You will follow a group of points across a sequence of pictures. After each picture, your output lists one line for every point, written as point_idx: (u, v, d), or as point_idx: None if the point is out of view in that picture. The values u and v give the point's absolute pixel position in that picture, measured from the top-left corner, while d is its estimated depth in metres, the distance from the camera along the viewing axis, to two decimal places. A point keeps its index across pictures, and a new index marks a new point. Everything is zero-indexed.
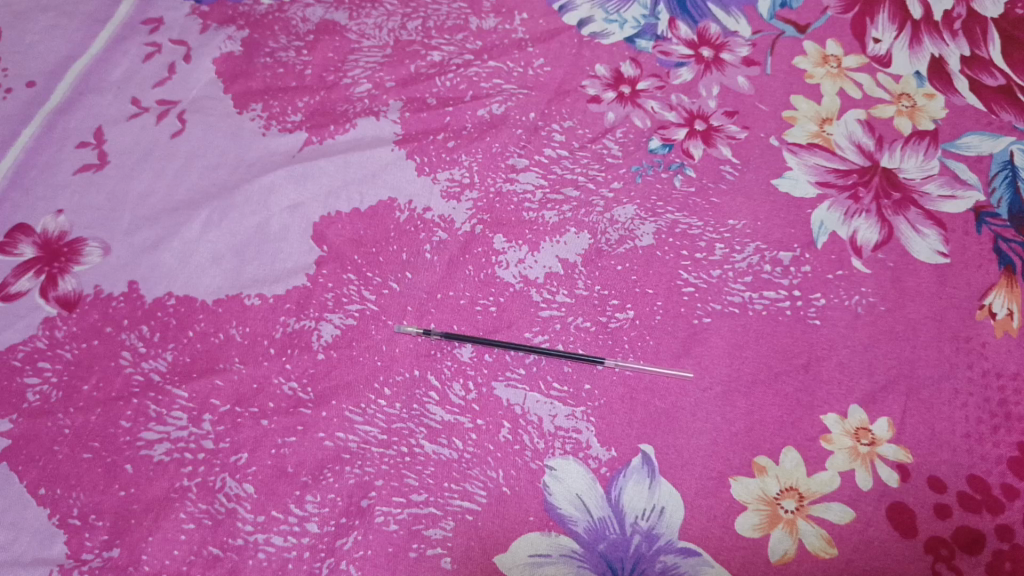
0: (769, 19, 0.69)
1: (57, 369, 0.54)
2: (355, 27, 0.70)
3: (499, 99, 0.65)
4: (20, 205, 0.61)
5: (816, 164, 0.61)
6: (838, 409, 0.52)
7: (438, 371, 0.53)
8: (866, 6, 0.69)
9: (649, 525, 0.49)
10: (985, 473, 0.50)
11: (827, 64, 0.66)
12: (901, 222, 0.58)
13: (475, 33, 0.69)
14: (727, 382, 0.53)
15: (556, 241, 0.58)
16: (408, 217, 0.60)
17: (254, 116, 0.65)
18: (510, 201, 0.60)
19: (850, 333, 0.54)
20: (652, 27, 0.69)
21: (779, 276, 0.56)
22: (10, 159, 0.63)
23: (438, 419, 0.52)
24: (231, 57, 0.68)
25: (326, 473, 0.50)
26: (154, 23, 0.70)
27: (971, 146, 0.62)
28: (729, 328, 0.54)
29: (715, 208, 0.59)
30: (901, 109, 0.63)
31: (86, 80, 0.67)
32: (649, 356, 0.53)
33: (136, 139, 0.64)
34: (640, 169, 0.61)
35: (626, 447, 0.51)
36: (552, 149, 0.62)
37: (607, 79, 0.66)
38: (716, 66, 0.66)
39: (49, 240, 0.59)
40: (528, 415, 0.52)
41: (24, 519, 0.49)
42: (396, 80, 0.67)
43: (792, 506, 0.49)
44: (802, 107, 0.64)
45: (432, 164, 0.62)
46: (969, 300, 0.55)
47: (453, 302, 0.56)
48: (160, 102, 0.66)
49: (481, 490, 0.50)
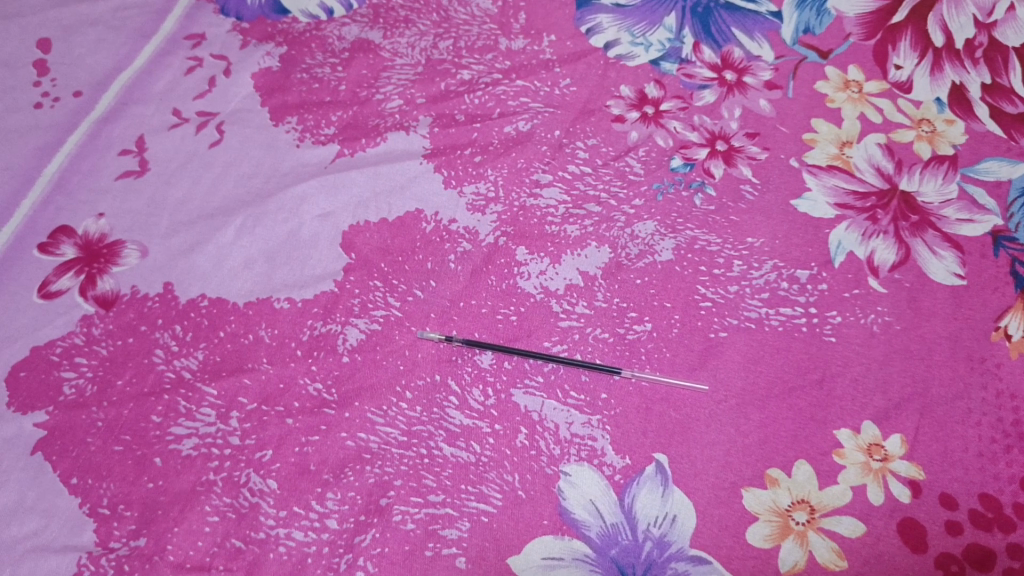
0: (792, 45, 0.70)
1: (92, 365, 0.56)
2: (389, 46, 0.72)
3: (526, 117, 0.67)
4: (63, 208, 0.64)
5: (835, 186, 0.62)
6: (851, 424, 0.52)
7: (459, 377, 0.55)
8: (888, 33, 0.70)
9: (661, 532, 0.50)
10: (997, 491, 0.50)
11: (849, 89, 0.67)
12: (919, 244, 0.59)
13: (504, 54, 0.71)
14: (741, 395, 0.53)
15: (577, 254, 0.60)
16: (433, 228, 0.62)
17: (289, 129, 0.68)
18: (533, 215, 0.62)
19: (865, 350, 0.54)
20: (677, 50, 0.70)
21: (796, 294, 0.57)
22: (55, 165, 0.66)
23: (457, 423, 0.53)
24: (269, 72, 0.71)
25: (347, 471, 0.52)
26: (196, 38, 0.73)
27: (990, 171, 0.62)
28: (745, 342, 0.55)
29: (734, 226, 0.60)
30: (921, 134, 0.65)
31: (130, 91, 0.70)
32: (665, 368, 0.55)
33: (176, 148, 0.67)
34: (661, 186, 0.63)
35: (640, 456, 0.52)
36: (575, 166, 0.64)
37: (631, 99, 0.68)
38: (739, 89, 0.68)
39: (90, 241, 0.62)
40: (545, 421, 0.53)
41: (57, 506, 0.51)
42: (427, 97, 0.69)
43: (803, 518, 0.50)
44: (822, 129, 0.65)
45: (459, 178, 0.64)
46: (985, 321, 0.56)
47: (475, 311, 0.58)
48: (199, 113, 0.69)
49: (497, 493, 0.51)
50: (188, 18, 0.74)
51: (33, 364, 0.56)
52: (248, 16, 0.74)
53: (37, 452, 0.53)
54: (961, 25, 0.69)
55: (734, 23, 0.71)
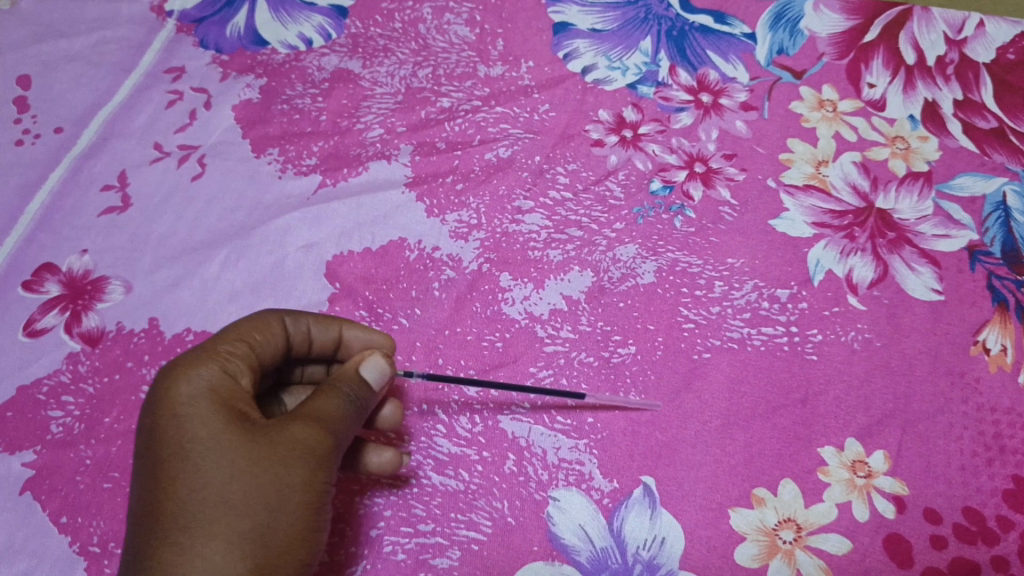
0: (767, 66, 0.71)
1: (79, 403, 0.56)
2: (369, 75, 0.72)
3: (506, 143, 0.68)
4: (46, 246, 0.64)
5: (812, 205, 0.63)
6: (835, 442, 0.53)
7: (445, 406, 0.55)
8: (861, 52, 0.71)
9: (650, 555, 0.50)
10: (980, 505, 0.51)
11: (823, 109, 0.68)
12: (896, 260, 0.60)
13: (483, 80, 0.72)
14: (725, 415, 0.54)
15: (560, 279, 0.60)
16: (417, 256, 0.62)
17: (271, 160, 0.68)
18: (516, 241, 0.62)
19: (846, 368, 0.55)
20: (653, 74, 0.71)
21: (777, 313, 0.58)
22: (37, 202, 0.66)
23: (445, 451, 0.54)
24: (249, 104, 0.71)
25: (336, 504, 0.52)
26: (176, 71, 0.73)
27: (964, 186, 0.64)
28: (728, 363, 0.56)
29: (714, 247, 0.61)
30: (896, 152, 0.66)
31: (111, 126, 0.70)
32: (650, 390, 0.55)
33: (158, 182, 0.67)
34: (642, 210, 0.63)
35: (628, 479, 0.52)
36: (556, 191, 0.65)
37: (610, 123, 0.69)
38: (715, 111, 0.69)
39: (74, 278, 0.62)
40: (532, 447, 0.53)
41: (46, 547, 0.51)
42: (407, 125, 0.70)
43: (790, 537, 0.50)
44: (798, 149, 0.66)
45: (441, 206, 0.65)
46: (964, 335, 0.57)
47: (460, 338, 0.58)
48: (181, 147, 0.69)
49: (487, 521, 0.51)
50: (167, 51, 0.74)
51: (20, 404, 0.56)
52: (228, 48, 0.74)
53: (26, 492, 0.53)
54: (931, 43, 0.71)
55: (709, 46, 0.72)
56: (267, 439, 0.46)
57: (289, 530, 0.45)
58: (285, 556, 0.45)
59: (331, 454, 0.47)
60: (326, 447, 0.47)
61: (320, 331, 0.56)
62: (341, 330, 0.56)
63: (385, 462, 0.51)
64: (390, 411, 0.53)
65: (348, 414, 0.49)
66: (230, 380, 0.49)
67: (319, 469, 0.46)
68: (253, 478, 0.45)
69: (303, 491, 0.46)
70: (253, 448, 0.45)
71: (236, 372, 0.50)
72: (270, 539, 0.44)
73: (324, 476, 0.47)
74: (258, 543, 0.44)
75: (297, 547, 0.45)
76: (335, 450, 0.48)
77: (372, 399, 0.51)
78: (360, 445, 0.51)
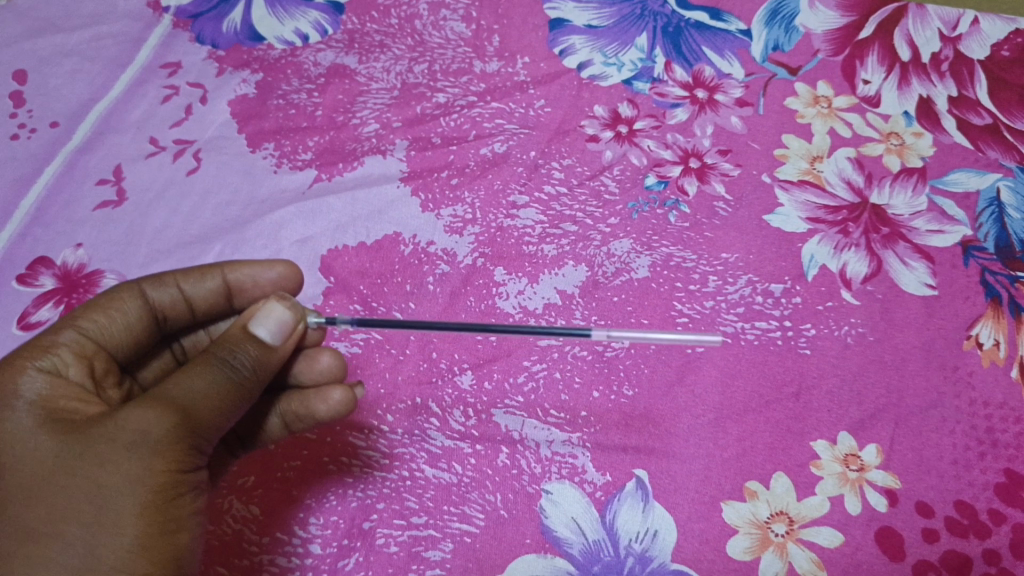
0: (762, 62, 0.71)
1: None
2: (365, 70, 0.72)
3: (501, 139, 0.68)
4: (41, 239, 0.64)
5: (806, 201, 0.63)
6: (828, 436, 0.53)
7: (439, 399, 0.55)
8: (856, 49, 0.71)
9: (643, 548, 0.50)
10: (972, 498, 0.51)
11: (818, 105, 0.68)
12: (890, 255, 0.60)
13: (479, 76, 0.72)
14: (718, 409, 0.54)
15: (555, 273, 0.61)
16: (411, 251, 0.62)
17: (267, 155, 0.68)
18: (511, 235, 0.63)
19: (839, 362, 0.55)
20: (649, 70, 0.71)
21: (770, 307, 0.58)
22: (32, 196, 0.66)
23: (438, 444, 0.54)
24: (245, 99, 0.71)
25: (329, 496, 0.52)
26: (172, 67, 0.73)
27: (958, 182, 0.64)
28: (721, 357, 0.56)
29: (709, 242, 0.61)
30: (890, 148, 0.66)
31: (107, 121, 0.70)
32: (643, 384, 0.55)
33: (154, 177, 0.67)
34: (636, 205, 0.63)
35: (621, 472, 0.52)
36: (551, 186, 0.65)
37: (605, 119, 0.69)
38: (710, 107, 0.69)
39: (69, 272, 0.62)
40: (526, 440, 0.54)
41: None
42: (403, 120, 0.70)
43: (782, 530, 0.50)
44: (793, 145, 0.66)
45: (436, 201, 0.65)
46: (957, 330, 0.57)
47: (454, 332, 0.58)
48: (176, 141, 0.69)
49: (479, 514, 0.51)
50: (163, 46, 0.74)
51: None
52: (224, 43, 0.74)
53: None
54: (926, 39, 0.71)
55: (704, 43, 0.72)
56: (86, 442, 0.41)
57: (127, 539, 0.39)
58: (127, 569, 0.39)
59: (177, 438, 0.41)
60: (167, 431, 0.41)
61: (196, 287, 0.54)
62: (223, 275, 0.54)
63: (334, 404, 0.51)
64: (327, 359, 0.54)
65: (208, 382, 0.43)
66: (59, 379, 0.45)
67: (158, 458, 0.41)
68: (69, 488, 0.40)
69: (140, 487, 0.40)
70: (69, 455, 0.40)
71: (66, 364, 0.47)
72: (103, 553, 0.39)
73: (173, 463, 0.41)
74: (85, 561, 0.39)
75: (142, 554, 0.40)
76: (184, 430, 0.42)
77: (251, 353, 0.46)
78: (308, 399, 0.51)
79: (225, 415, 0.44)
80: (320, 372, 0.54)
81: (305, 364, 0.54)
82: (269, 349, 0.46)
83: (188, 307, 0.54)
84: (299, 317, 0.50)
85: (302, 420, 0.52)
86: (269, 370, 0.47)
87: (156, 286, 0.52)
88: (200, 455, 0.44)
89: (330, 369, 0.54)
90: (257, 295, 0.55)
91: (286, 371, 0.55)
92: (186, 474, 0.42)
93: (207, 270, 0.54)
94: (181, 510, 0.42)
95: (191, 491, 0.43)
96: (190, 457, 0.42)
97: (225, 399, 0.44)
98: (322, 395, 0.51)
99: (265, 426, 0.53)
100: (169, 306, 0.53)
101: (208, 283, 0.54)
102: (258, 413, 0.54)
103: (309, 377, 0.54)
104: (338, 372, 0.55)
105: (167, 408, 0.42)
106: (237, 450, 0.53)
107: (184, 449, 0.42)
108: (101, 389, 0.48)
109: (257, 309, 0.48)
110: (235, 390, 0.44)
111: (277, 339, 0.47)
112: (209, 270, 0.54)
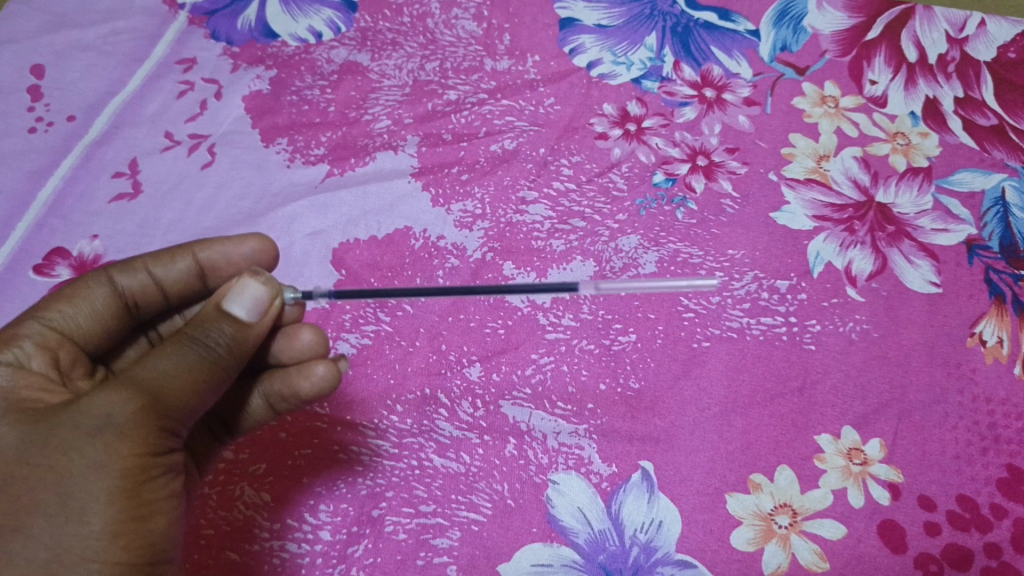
0: (770, 62, 0.72)
1: None
2: (377, 67, 0.73)
3: (511, 136, 0.69)
4: (57, 230, 0.65)
5: (812, 199, 0.64)
6: (831, 430, 0.54)
7: (448, 390, 0.56)
8: (863, 50, 0.72)
9: (647, 538, 0.51)
10: (974, 493, 0.51)
11: (825, 105, 0.69)
12: (895, 253, 0.60)
13: (490, 74, 0.73)
14: (723, 403, 0.55)
15: (563, 268, 0.61)
16: (422, 245, 0.63)
17: (280, 150, 0.69)
18: (520, 231, 0.63)
19: (844, 358, 0.56)
20: (657, 69, 0.72)
21: (776, 303, 0.58)
22: (49, 188, 0.67)
23: (447, 434, 0.54)
24: (259, 95, 0.72)
25: (339, 484, 0.53)
26: (187, 62, 0.74)
27: (964, 182, 0.64)
28: (727, 351, 0.57)
29: (716, 239, 0.62)
30: (896, 147, 0.66)
31: (122, 115, 0.71)
32: (650, 377, 0.56)
33: (168, 170, 0.68)
34: (644, 202, 0.64)
35: (627, 463, 0.53)
36: (560, 183, 0.66)
37: (614, 117, 0.69)
38: (718, 106, 0.69)
39: (84, 262, 0.63)
40: (533, 432, 0.54)
41: None
42: (414, 117, 0.71)
43: (786, 521, 0.51)
44: (800, 144, 0.67)
45: (447, 196, 0.65)
46: (961, 328, 0.57)
47: (464, 325, 0.59)
48: (191, 136, 0.70)
49: (487, 503, 0.52)
50: (179, 42, 0.75)
51: None
52: (238, 40, 0.75)
53: None
54: (933, 41, 0.72)
55: (713, 43, 0.73)
56: (49, 429, 0.39)
57: (95, 528, 0.38)
58: (98, 558, 0.38)
59: (143, 422, 0.39)
60: (133, 415, 0.39)
61: (166, 270, 0.52)
62: (194, 255, 0.52)
63: (318, 380, 0.51)
64: (307, 335, 0.54)
65: (180, 362, 0.41)
66: (21, 370, 0.44)
67: (126, 443, 0.39)
68: (31, 479, 0.38)
69: (107, 473, 0.38)
70: (29, 443, 0.39)
71: (27, 355, 0.45)
72: (70, 544, 0.37)
73: (142, 446, 0.39)
74: (51, 554, 0.37)
75: (113, 543, 0.38)
76: (153, 412, 0.40)
77: (225, 331, 0.43)
78: (293, 379, 0.51)
79: (199, 395, 0.42)
80: (301, 350, 0.54)
81: (285, 341, 0.54)
82: (245, 326, 0.44)
83: (161, 291, 0.53)
84: (276, 292, 0.46)
85: (286, 399, 0.53)
86: (247, 349, 0.44)
87: (125, 272, 0.51)
88: (173, 437, 0.42)
89: (310, 346, 0.54)
90: (232, 273, 0.53)
91: (265, 350, 0.55)
92: (157, 457, 0.40)
93: (177, 251, 0.52)
94: (155, 494, 0.40)
95: (165, 474, 0.41)
96: (157, 441, 0.40)
97: (198, 379, 0.41)
98: (305, 372, 0.51)
99: (249, 406, 0.54)
100: (140, 291, 0.51)
101: (178, 265, 0.52)
102: (243, 395, 0.54)
103: (290, 354, 0.54)
104: (320, 348, 0.54)
105: (134, 390, 0.40)
106: (222, 434, 0.53)
107: (153, 432, 0.40)
108: (68, 380, 0.47)
109: (229, 286, 0.45)
110: (210, 369, 0.42)
111: (253, 315, 0.44)
112: (179, 251, 0.52)
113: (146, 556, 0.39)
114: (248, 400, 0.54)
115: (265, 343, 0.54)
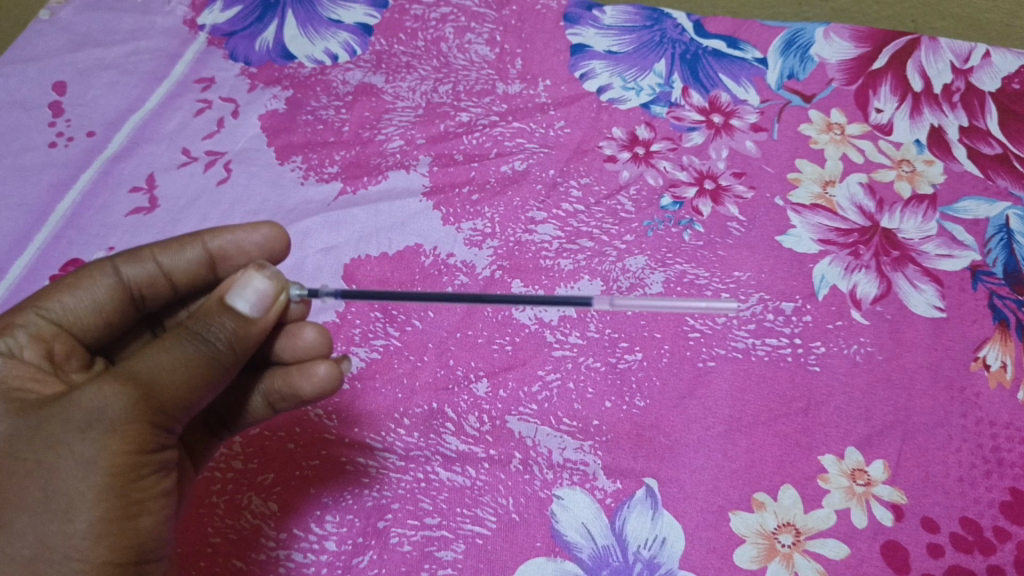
0: (777, 89, 0.73)
1: None
2: (391, 89, 0.75)
3: (521, 157, 0.70)
4: (74, 242, 0.66)
5: (818, 223, 0.64)
6: (835, 450, 0.54)
7: (455, 405, 0.57)
8: (869, 79, 0.73)
9: (651, 554, 0.51)
10: (978, 515, 0.51)
11: (831, 131, 0.70)
12: (900, 278, 0.61)
13: (501, 97, 0.74)
14: (728, 422, 0.55)
15: (570, 287, 0.62)
16: (432, 262, 0.64)
17: (294, 168, 0.70)
18: (529, 250, 0.64)
19: (848, 379, 0.57)
20: (666, 95, 0.73)
21: (781, 325, 0.59)
22: (68, 202, 0.68)
23: (453, 448, 0.55)
24: (275, 114, 0.73)
25: (346, 495, 0.53)
26: (206, 82, 0.76)
27: (968, 210, 0.65)
28: (731, 371, 0.57)
29: (722, 261, 0.63)
30: (901, 174, 0.67)
31: (142, 132, 0.72)
32: (655, 396, 0.57)
33: (185, 186, 0.69)
34: (651, 223, 0.65)
35: (631, 480, 0.53)
36: (569, 204, 0.67)
37: (623, 140, 0.71)
38: (726, 131, 0.71)
39: None
40: (539, 447, 0.55)
41: None
42: (427, 137, 0.72)
43: (789, 540, 0.51)
44: (806, 169, 0.68)
45: (457, 215, 0.67)
46: (964, 351, 0.58)
47: (472, 341, 0.60)
48: (208, 152, 0.71)
49: (492, 516, 0.52)
50: (199, 63, 0.77)
51: None
52: (256, 61, 0.77)
53: None
54: (939, 71, 0.73)
55: (721, 70, 0.75)
56: (38, 423, 0.39)
57: (80, 527, 0.38)
58: (82, 556, 0.38)
59: (136, 417, 0.40)
60: (124, 411, 0.39)
61: (175, 259, 0.52)
62: (204, 245, 0.52)
63: (317, 382, 0.51)
64: (310, 334, 0.53)
65: (177, 356, 0.41)
66: (13, 360, 0.45)
67: (114, 441, 0.39)
68: (18, 474, 0.38)
69: (94, 471, 0.39)
70: (21, 437, 0.39)
71: (21, 346, 0.46)
72: (54, 542, 0.38)
73: (131, 443, 0.39)
74: (35, 551, 0.38)
75: (98, 542, 0.38)
76: (144, 409, 0.40)
77: (227, 325, 0.43)
78: (292, 376, 0.51)
79: (196, 391, 0.42)
80: (304, 348, 0.54)
81: (288, 339, 0.54)
82: (247, 321, 0.43)
83: (168, 281, 0.53)
84: (282, 286, 0.46)
85: (285, 399, 0.53)
86: (249, 343, 0.44)
87: (131, 262, 0.51)
88: (166, 434, 0.42)
89: (313, 345, 0.54)
90: (243, 261, 0.53)
91: (269, 347, 0.55)
92: (147, 455, 0.40)
93: (186, 240, 0.52)
94: (142, 493, 0.40)
95: (156, 472, 0.41)
96: (148, 438, 0.40)
97: (193, 375, 0.41)
98: (306, 372, 0.51)
99: (249, 406, 0.54)
100: (146, 282, 0.52)
101: (187, 254, 0.53)
102: (243, 393, 0.54)
103: (291, 352, 0.54)
104: (323, 348, 0.54)
105: (126, 385, 0.40)
106: (221, 430, 0.54)
107: (144, 429, 0.40)
108: (61, 371, 0.47)
109: (235, 279, 0.45)
110: (207, 364, 0.42)
111: (257, 311, 0.44)
112: (187, 240, 0.52)
113: (131, 555, 0.40)
114: (247, 401, 0.54)
115: (268, 340, 0.54)
